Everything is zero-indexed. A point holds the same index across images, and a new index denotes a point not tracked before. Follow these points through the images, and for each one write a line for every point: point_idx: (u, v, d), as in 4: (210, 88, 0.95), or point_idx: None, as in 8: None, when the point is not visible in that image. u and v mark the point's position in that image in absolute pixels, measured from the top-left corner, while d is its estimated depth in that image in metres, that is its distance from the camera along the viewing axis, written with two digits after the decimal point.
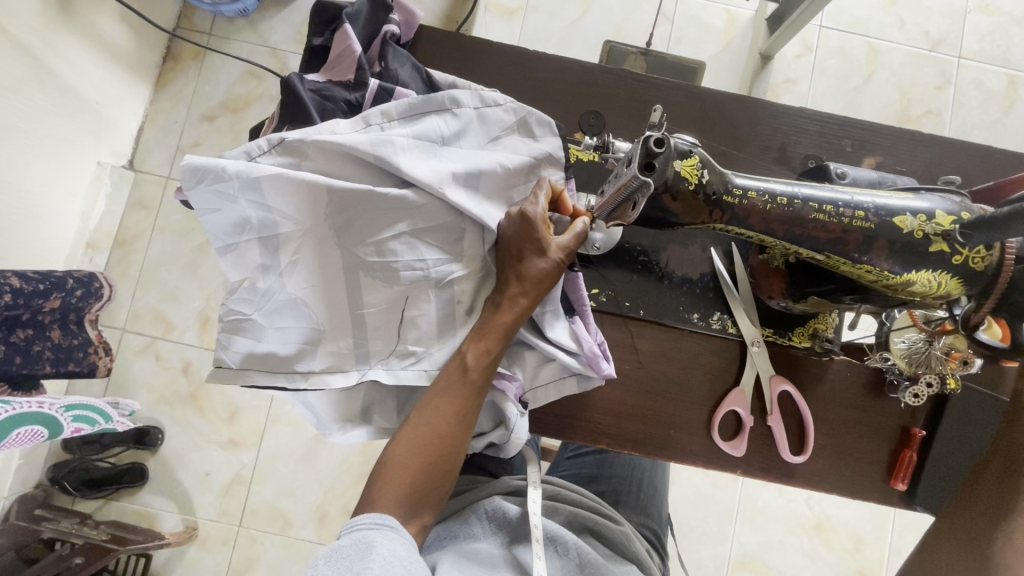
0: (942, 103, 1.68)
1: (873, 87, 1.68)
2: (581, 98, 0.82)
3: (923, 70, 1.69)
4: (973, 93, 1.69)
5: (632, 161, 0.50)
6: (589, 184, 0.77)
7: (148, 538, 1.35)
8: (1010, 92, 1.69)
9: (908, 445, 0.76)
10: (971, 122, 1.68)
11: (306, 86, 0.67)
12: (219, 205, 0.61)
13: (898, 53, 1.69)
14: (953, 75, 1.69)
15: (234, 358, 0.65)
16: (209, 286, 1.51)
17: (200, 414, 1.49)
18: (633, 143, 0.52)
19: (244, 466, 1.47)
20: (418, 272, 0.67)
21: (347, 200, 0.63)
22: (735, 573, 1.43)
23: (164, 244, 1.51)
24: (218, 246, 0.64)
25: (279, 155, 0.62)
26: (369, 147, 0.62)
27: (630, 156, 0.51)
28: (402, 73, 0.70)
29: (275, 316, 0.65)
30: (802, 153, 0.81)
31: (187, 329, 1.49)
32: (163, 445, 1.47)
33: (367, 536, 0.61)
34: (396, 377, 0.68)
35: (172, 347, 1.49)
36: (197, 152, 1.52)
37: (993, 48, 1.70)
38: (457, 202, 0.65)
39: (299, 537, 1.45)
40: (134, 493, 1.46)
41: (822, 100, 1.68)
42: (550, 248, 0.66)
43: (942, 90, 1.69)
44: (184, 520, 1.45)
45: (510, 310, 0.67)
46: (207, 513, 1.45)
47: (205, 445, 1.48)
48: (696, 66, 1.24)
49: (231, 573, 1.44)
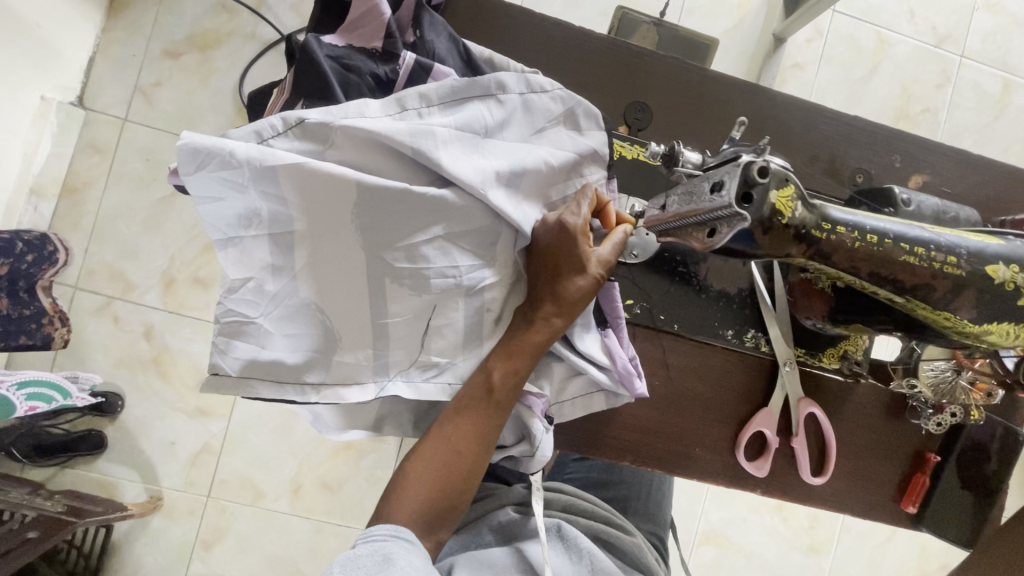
0: (939, 103, 1.68)
1: (877, 80, 1.65)
2: (628, 85, 0.74)
3: (926, 67, 1.67)
4: (969, 95, 1.69)
5: (727, 188, 0.45)
6: (631, 184, 0.72)
7: (109, 509, 1.24)
8: (1003, 96, 1.70)
9: (921, 470, 0.77)
10: (963, 125, 1.69)
11: (325, 52, 0.57)
12: (224, 195, 0.51)
13: (904, 45, 1.66)
14: (954, 74, 1.68)
15: (233, 365, 0.57)
16: (173, 244, 1.37)
17: (164, 379, 1.38)
18: (726, 166, 0.46)
19: (212, 436, 1.39)
20: (450, 280, 0.59)
21: (377, 200, 0.52)
22: (699, 546, 1.49)
23: (121, 194, 1.35)
24: (218, 241, 0.53)
25: (297, 139, 0.51)
26: (407, 138, 0.51)
27: (721, 181, 0.45)
28: (439, 47, 0.59)
29: (285, 322, 0.58)
30: (851, 166, 0.77)
31: (149, 290, 1.36)
32: (124, 412, 1.37)
33: (385, 547, 0.57)
34: (418, 393, 0.63)
35: (132, 308, 1.36)
36: (159, 94, 1.34)
37: (993, 49, 1.70)
38: (499, 205, 0.57)
39: (271, 509, 1.40)
40: (91, 461, 1.37)
41: (826, 89, 1.64)
42: (589, 265, 0.60)
43: (941, 89, 1.68)
44: (147, 490, 1.37)
45: (543, 330, 0.62)
46: (173, 483, 1.38)
47: (170, 413, 1.38)
48: (708, 44, 1.16)
49: (199, 544, 1.38)
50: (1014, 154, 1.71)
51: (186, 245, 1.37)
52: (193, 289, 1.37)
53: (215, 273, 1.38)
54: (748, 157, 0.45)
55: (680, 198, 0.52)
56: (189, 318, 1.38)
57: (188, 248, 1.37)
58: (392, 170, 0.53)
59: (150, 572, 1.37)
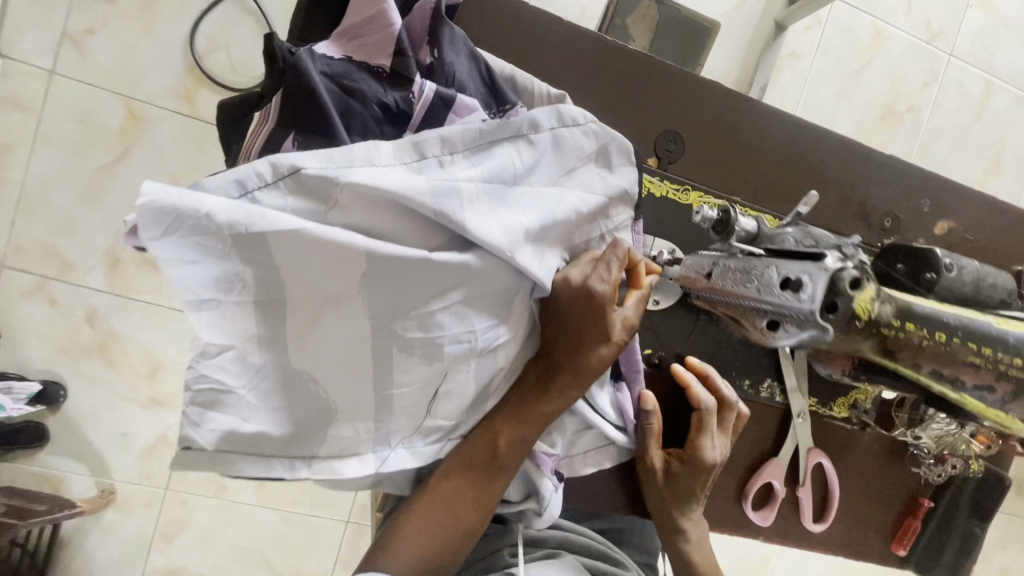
0: (925, 102, 1.53)
1: (870, 75, 1.48)
2: (662, 110, 0.65)
3: (916, 65, 1.51)
4: (952, 95, 1.55)
5: (811, 295, 0.38)
6: (658, 224, 0.65)
7: (54, 508, 1.13)
8: (983, 99, 1.57)
9: (913, 514, 0.78)
10: (942, 127, 1.56)
11: (317, 69, 0.46)
12: (196, 257, 0.41)
13: (898, 39, 1.49)
14: (941, 73, 1.53)
15: (208, 440, 0.46)
16: (117, 220, 1.20)
17: (113, 368, 1.23)
18: (805, 264, 0.39)
19: (169, 428, 1.27)
20: (465, 346, 0.52)
21: (387, 270, 0.44)
22: None
23: (53, 160, 1.16)
24: (188, 303, 0.42)
25: (289, 192, 0.41)
26: (429, 198, 0.43)
27: (800, 282, 0.39)
28: (460, 69, 0.49)
29: (272, 394, 0.49)
30: (882, 209, 0.72)
31: (91, 270, 1.20)
32: (67, 403, 1.22)
33: None
34: (422, 458, 0.57)
35: (71, 291, 1.20)
36: (94, 44, 1.14)
37: (980, 49, 1.54)
38: (526, 266, 0.50)
39: (235, 501, 1.30)
40: (31, 454, 1.21)
41: (818, 84, 1.45)
42: (614, 334, 0.56)
43: (927, 89, 1.53)
44: (95, 483, 1.24)
45: (559, 398, 0.57)
46: (126, 475, 1.26)
47: (120, 403, 1.24)
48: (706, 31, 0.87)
49: (159, 537, 1.28)
50: (985, 158, 1.60)
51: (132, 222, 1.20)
52: (141, 271, 1.21)
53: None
54: (831, 258, 0.38)
55: (743, 282, 0.46)
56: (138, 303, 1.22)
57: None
58: (406, 231, 0.45)
59: (104, 567, 1.26)
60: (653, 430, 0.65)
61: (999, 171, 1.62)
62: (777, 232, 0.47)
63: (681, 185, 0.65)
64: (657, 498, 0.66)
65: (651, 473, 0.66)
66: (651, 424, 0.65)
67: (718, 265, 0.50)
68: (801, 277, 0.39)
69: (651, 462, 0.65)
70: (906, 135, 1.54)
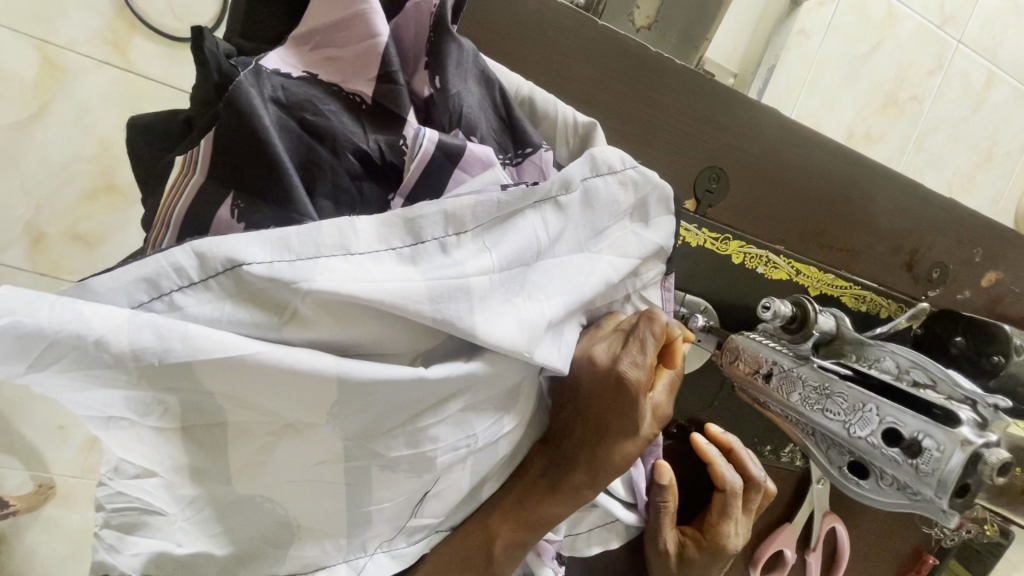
0: (929, 91, 1.27)
1: (876, 62, 1.20)
2: (703, 141, 0.55)
3: (925, 51, 1.24)
4: (955, 88, 1.30)
5: (937, 474, 0.31)
6: (692, 277, 0.55)
7: None
8: (983, 92, 1.33)
9: (916, 570, 0.75)
10: (940, 119, 1.31)
11: (266, 97, 0.32)
12: (80, 381, 0.27)
13: (909, 21, 1.20)
14: (948, 62, 1.27)
15: (133, 565, 0.36)
16: (33, 185, 0.94)
17: None
18: (926, 426, 0.32)
19: None
20: (462, 451, 0.41)
21: (371, 392, 0.33)
22: None
23: None
24: (89, 418, 0.30)
25: (220, 291, 0.28)
26: (429, 304, 0.31)
27: (922, 450, 0.32)
28: (469, 102, 0.37)
29: (210, 521, 0.37)
30: (932, 259, 0.64)
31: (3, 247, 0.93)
32: None
33: None
34: (403, 560, 0.46)
35: None
36: None
37: (989, 36, 1.28)
38: (545, 362, 0.39)
39: None
40: None
41: (826, 69, 1.17)
42: (641, 427, 0.46)
43: (932, 76, 1.26)
44: (30, 477, 0.94)
45: (568, 499, 0.48)
46: (66, 469, 0.96)
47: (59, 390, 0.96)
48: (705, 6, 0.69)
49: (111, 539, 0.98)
50: (976, 152, 1.38)
51: (58, 188, 0.96)
52: (70, 248, 0.97)
53: (104, 228, 0.99)
54: (969, 427, 0.31)
55: (826, 411, 0.38)
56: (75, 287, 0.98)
57: (61, 192, 0.96)
58: (394, 340, 0.33)
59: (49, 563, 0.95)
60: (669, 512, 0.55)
61: (989, 166, 1.40)
62: (871, 350, 0.40)
63: (721, 234, 0.55)
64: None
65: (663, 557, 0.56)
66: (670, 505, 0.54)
67: (783, 371, 0.41)
68: (924, 442, 0.32)
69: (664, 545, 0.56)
70: (903, 129, 1.29)
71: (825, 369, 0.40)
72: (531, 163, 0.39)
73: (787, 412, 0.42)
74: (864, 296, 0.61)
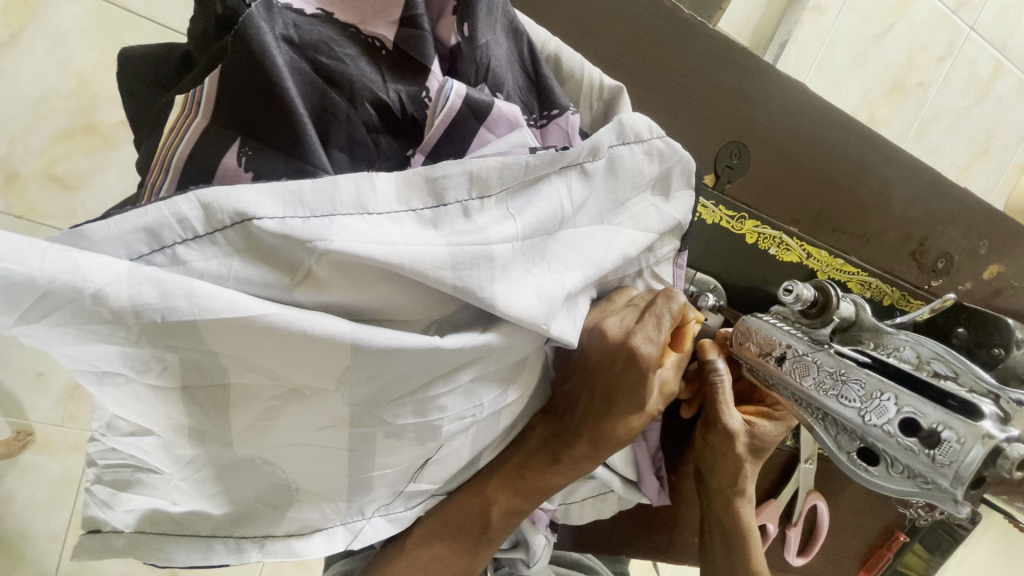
0: (937, 77, 1.25)
1: (889, 44, 1.17)
2: (727, 113, 0.53)
3: (937, 36, 1.21)
4: (961, 76, 1.28)
5: (954, 464, 0.30)
6: (703, 256, 0.54)
7: None
8: (987, 83, 1.31)
9: (886, 546, 0.78)
10: (943, 108, 1.29)
11: (276, 34, 0.29)
12: (65, 334, 0.25)
13: (925, 4, 1.17)
14: (958, 49, 1.24)
15: (127, 522, 0.35)
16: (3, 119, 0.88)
17: None
18: (946, 416, 0.32)
19: None
20: (467, 421, 0.40)
21: (384, 360, 0.31)
22: None
23: None
24: (81, 373, 0.28)
25: (225, 247, 0.26)
26: (450, 273, 0.29)
27: (942, 440, 0.31)
28: (496, 55, 0.35)
29: (206, 483, 0.35)
30: (939, 248, 0.64)
31: None
32: None
33: None
34: (400, 525, 0.45)
35: None
36: None
37: (1003, 24, 1.25)
38: (559, 335, 0.37)
39: None
40: None
41: (838, 47, 1.13)
42: (648, 402, 0.45)
43: (942, 63, 1.24)
44: (6, 423, 0.90)
45: (567, 471, 0.46)
46: (44, 416, 0.93)
47: None
48: None
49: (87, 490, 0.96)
50: (974, 144, 1.37)
51: (31, 124, 0.90)
52: (47, 190, 0.92)
53: (83, 170, 0.93)
54: (991, 421, 0.30)
55: (841, 397, 0.37)
56: (51, 231, 0.93)
57: (35, 129, 0.90)
58: (408, 306, 0.32)
59: (26, 511, 0.92)
60: (727, 389, 0.50)
61: (984, 158, 1.40)
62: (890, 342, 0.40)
63: (737, 212, 0.53)
64: (730, 472, 0.51)
65: (732, 440, 0.50)
66: (726, 380, 0.49)
67: (797, 356, 0.41)
68: (942, 433, 0.31)
69: (733, 426, 0.49)
70: (907, 114, 1.27)
71: (842, 355, 0.39)
72: (557, 126, 0.37)
73: (798, 397, 0.41)
74: (870, 283, 0.59)
